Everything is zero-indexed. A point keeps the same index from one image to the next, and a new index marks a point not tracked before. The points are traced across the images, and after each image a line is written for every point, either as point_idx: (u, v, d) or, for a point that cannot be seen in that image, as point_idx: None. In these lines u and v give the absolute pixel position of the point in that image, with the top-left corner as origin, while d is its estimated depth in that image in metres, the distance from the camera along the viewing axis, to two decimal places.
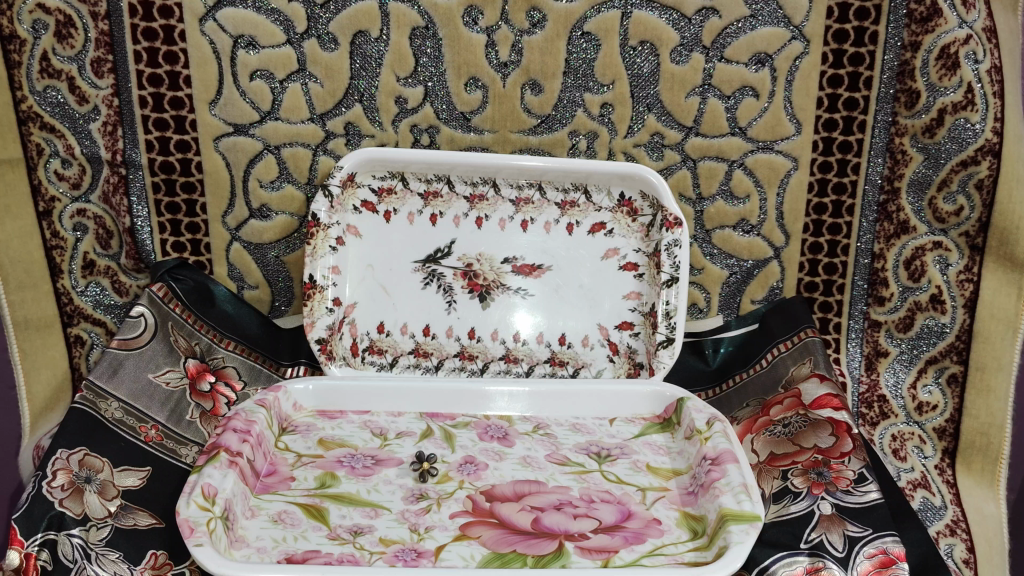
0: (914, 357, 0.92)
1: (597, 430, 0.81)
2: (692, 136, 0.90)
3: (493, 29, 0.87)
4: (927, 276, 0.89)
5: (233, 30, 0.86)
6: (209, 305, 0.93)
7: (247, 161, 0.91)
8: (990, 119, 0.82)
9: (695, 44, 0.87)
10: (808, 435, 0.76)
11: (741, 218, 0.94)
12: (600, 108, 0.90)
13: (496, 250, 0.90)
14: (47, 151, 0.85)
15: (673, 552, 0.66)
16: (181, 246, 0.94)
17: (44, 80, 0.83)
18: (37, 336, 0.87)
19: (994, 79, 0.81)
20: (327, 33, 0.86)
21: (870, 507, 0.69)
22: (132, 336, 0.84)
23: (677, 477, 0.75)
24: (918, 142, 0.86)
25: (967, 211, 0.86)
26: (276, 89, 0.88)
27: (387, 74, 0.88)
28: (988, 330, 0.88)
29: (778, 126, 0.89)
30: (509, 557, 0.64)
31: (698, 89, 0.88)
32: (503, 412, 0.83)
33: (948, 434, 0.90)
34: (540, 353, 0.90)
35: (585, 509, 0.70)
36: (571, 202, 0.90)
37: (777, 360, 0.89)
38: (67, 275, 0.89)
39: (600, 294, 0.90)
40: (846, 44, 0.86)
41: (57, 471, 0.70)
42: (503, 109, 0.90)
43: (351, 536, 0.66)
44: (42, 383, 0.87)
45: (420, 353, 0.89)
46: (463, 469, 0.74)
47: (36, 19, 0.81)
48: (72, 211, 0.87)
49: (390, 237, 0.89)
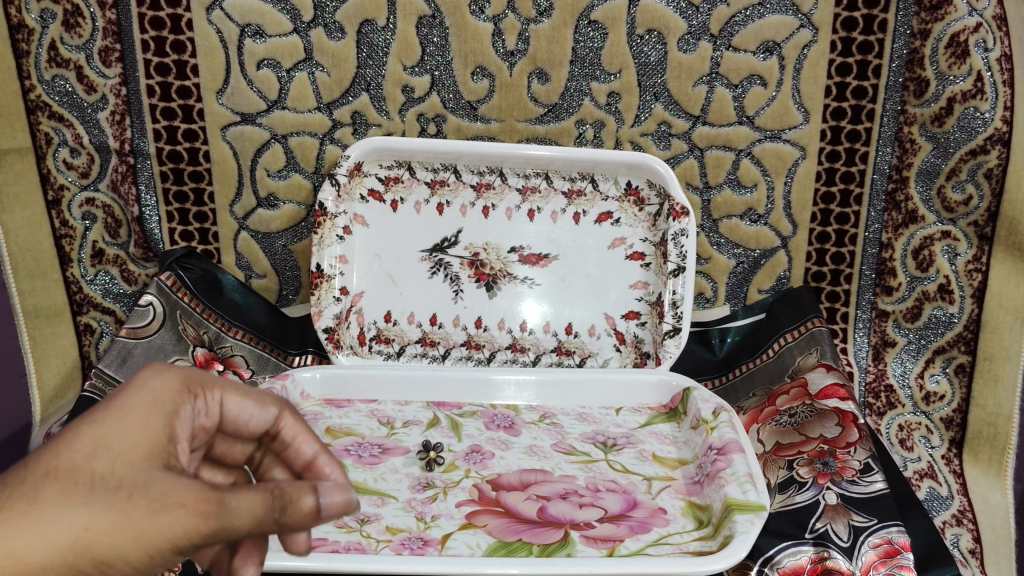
0: (922, 347, 0.92)
1: (603, 420, 0.81)
2: (699, 125, 0.90)
3: (499, 17, 0.86)
4: (935, 265, 0.89)
5: (240, 19, 0.86)
6: (217, 294, 0.93)
7: (254, 150, 0.91)
8: (1000, 107, 0.82)
9: (702, 32, 0.86)
10: (814, 425, 0.76)
11: (748, 208, 0.93)
12: (607, 97, 0.89)
13: (503, 240, 0.90)
14: (55, 141, 0.86)
15: (678, 541, 0.66)
16: (189, 236, 0.95)
17: (53, 69, 0.83)
18: (47, 325, 0.88)
19: (1004, 67, 0.81)
20: (334, 22, 0.86)
21: (874, 497, 0.70)
22: (141, 325, 0.86)
23: (683, 467, 0.75)
24: (928, 132, 0.85)
25: (975, 201, 0.85)
26: (283, 78, 0.88)
27: (393, 64, 0.88)
28: (997, 319, 0.87)
29: (785, 115, 0.89)
30: (515, 545, 0.64)
31: (706, 77, 0.88)
32: (510, 401, 0.83)
33: (956, 424, 0.90)
34: (546, 342, 0.90)
35: (590, 498, 0.70)
36: (577, 191, 0.90)
37: (784, 349, 0.89)
38: (76, 264, 0.89)
39: (607, 282, 0.90)
40: (854, 32, 0.85)
41: None
42: (510, 98, 0.90)
43: (357, 524, 0.67)
44: (53, 371, 0.88)
45: (427, 342, 0.89)
46: (469, 458, 0.75)
47: (44, 9, 0.81)
48: (81, 199, 0.88)
49: (398, 226, 0.89)
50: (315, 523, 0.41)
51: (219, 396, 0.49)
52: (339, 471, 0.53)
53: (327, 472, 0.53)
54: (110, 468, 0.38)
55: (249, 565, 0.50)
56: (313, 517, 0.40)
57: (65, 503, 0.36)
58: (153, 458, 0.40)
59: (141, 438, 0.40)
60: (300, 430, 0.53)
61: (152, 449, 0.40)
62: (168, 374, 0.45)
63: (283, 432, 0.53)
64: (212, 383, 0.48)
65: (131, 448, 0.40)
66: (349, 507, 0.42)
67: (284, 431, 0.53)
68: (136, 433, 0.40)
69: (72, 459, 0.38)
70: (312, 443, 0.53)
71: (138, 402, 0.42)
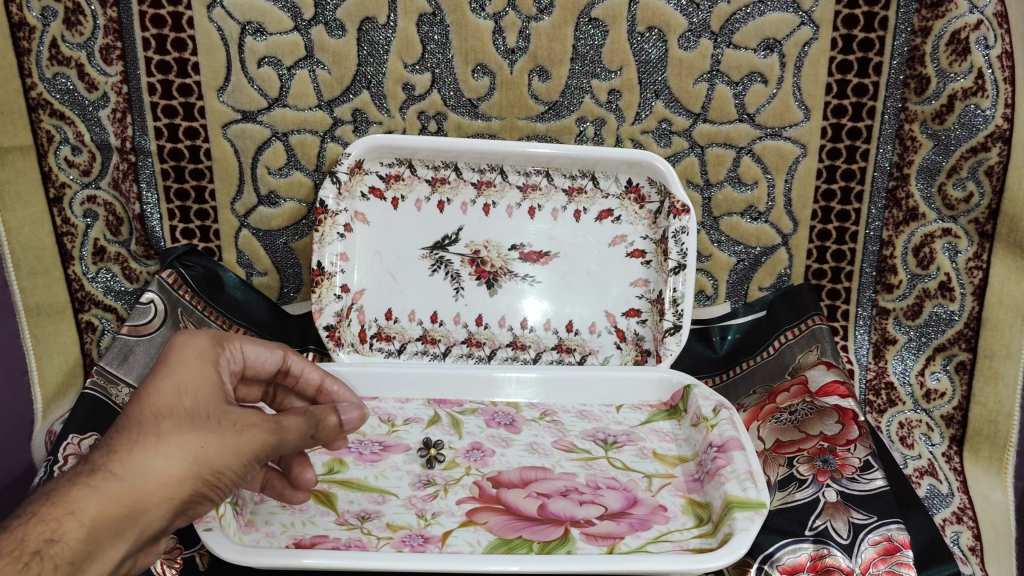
0: (922, 345, 0.92)
1: (604, 417, 0.81)
2: (700, 123, 0.90)
3: (500, 15, 0.86)
4: (936, 262, 0.89)
5: (241, 17, 0.86)
6: (219, 291, 0.94)
7: (255, 148, 0.91)
8: (1001, 105, 0.81)
9: (703, 29, 0.86)
10: (814, 422, 0.77)
11: (749, 205, 0.93)
12: (608, 94, 0.89)
13: (504, 238, 0.90)
14: (57, 138, 0.85)
15: (678, 538, 0.66)
16: (190, 233, 0.95)
17: (54, 67, 0.83)
18: (48, 322, 0.87)
19: (1005, 64, 0.81)
20: (335, 20, 0.86)
21: (874, 495, 0.70)
22: (143, 322, 0.85)
23: (683, 464, 0.75)
24: (928, 129, 0.85)
25: (977, 198, 0.85)
26: (284, 76, 0.88)
27: (394, 61, 0.88)
28: (998, 316, 0.87)
29: (786, 113, 0.89)
30: (516, 542, 0.64)
31: (706, 75, 0.88)
32: (511, 399, 0.83)
33: (956, 422, 0.90)
34: (547, 340, 0.90)
35: (591, 495, 0.70)
36: (578, 189, 0.90)
37: (784, 347, 0.90)
38: (77, 261, 0.89)
39: (607, 280, 0.90)
40: (855, 29, 0.85)
41: (68, 455, 0.72)
42: (511, 96, 0.90)
43: (359, 521, 0.67)
44: (54, 369, 0.87)
45: (428, 339, 0.89)
46: (469, 456, 0.75)
47: (45, 6, 0.81)
48: (82, 197, 0.88)
49: (398, 223, 0.89)
50: (340, 434, 0.54)
51: (239, 345, 0.61)
52: (344, 390, 0.69)
53: (335, 391, 0.69)
54: (195, 403, 0.49)
55: (306, 470, 0.65)
56: (338, 430, 0.53)
57: (179, 431, 0.47)
58: (218, 395, 0.51)
59: (207, 383, 0.51)
60: (305, 364, 0.67)
61: (213, 390, 0.51)
62: (199, 335, 0.56)
63: (292, 368, 0.67)
64: (233, 337, 0.60)
65: (203, 390, 0.50)
66: (363, 418, 0.55)
67: (293, 367, 0.67)
68: (202, 376, 0.51)
69: (167, 401, 0.48)
70: (317, 371, 0.68)
71: (189, 357, 0.53)
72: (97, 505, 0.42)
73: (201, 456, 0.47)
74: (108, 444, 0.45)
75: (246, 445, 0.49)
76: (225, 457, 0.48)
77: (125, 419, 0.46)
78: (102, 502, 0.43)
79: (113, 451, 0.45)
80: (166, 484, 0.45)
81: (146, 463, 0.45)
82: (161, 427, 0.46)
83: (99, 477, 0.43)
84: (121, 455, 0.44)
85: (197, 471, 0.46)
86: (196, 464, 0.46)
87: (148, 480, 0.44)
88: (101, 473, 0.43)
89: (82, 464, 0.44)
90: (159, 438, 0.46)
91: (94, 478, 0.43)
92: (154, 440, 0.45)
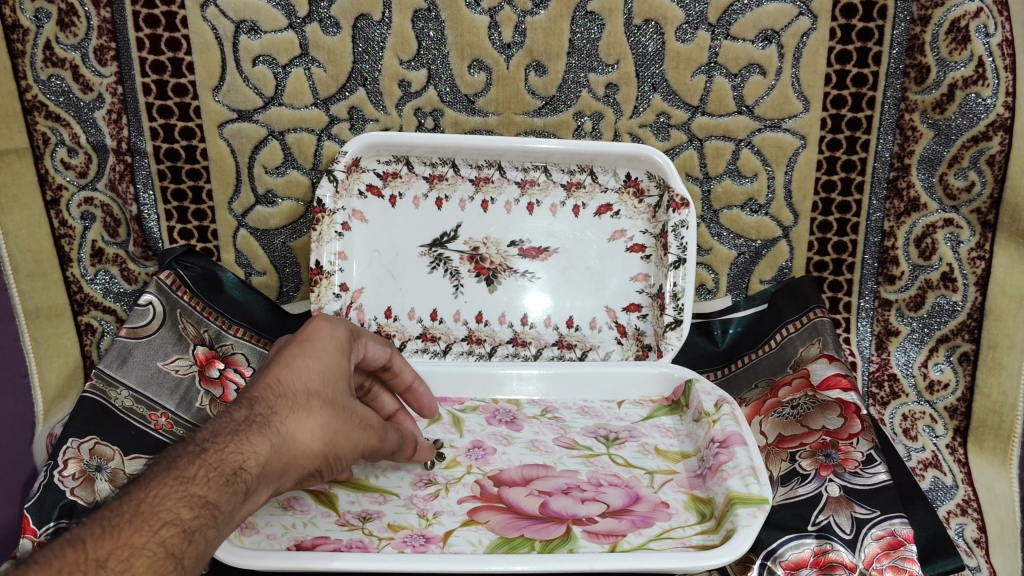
0: (925, 336, 0.91)
1: (605, 413, 0.81)
2: (698, 116, 0.89)
3: (495, 10, 0.85)
4: (938, 253, 0.88)
5: (235, 15, 0.85)
6: (217, 292, 0.92)
7: (252, 147, 0.91)
8: (1002, 93, 0.81)
9: (700, 21, 0.85)
10: (816, 416, 0.76)
11: (749, 198, 0.93)
12: (605, 88, 0.89)
13: (503, 234, 0.90)
14: (53, 140, 0.85)
15: (680, 535, 0.66)
16: (187, 234, 0.95)
17: (48, 69, 0.83)
18: (48, 325, 0.86)
19: (1005, 52, 0.80)
20: (328, 17, 0.85)
21: (877, 489, 0.69)
22: (142, 324, 0.84)
23: (686, 460, 0.75)
24: (929, 119, 0.85)
25: (978, 187, 0.84)
26: (279, 73, 0.88)
27: (390, 58, 0.87)
28: (1000, 306, 0.86)
29: (785, 104, 0.88)
30: (517, 541, 0.64)
31: (704, 67, 0.87)
32: (514, 395, 0.83)
33: (960, 413, 0.89)
34: (547, 336, 0.90)
35: (593, 493, 0.70)
36: (576, 184, 0.90)
37: (786, 341, 0.89)
38: (76, 263, 0.89)
39: (607, 273, 0.89)
40: (854, 19, 0.84)
41: (68, 460, 0.71)
42: (507, 91, 0.89)
43: (360, 522, 0.67)
44: (55, 371, 0.86)
45: (428, 337, 0.89)
46: (471, 454, 0.75)
47: (39, 8, 0.81)
48: (80, 199, 0.87)
49: (396, 221, 0.89)
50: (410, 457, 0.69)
51: (364, 344, 0.67)
52: (428, 393, 0.76)
53: (421, 392, 0.76)
54: (334, 393, 0.56)
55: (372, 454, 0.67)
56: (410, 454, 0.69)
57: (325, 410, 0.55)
58: (346, 388, 0.59)
59: (338, 372, 0.58)
60: (404, 365, 0.73)
61: (344, 383, 0.58)
62: (340, 324, 0.62)
63: (391, 367, 0.72)
64: (360, 336, 0.66)
65: (338, 381, 0.58)
66: (428, 453, 0.71)
67: (395, 366, 0.72)
68: (338, 368, 0.58)
69: (313, 381, 0.55)
70: (411, 372, 0.74)
71: (331, 345, 0.59)
72: (269, 448, 0.50)
73: (334, 439, 0.55)
74: (268, 401, 0.52)
75: (363, 441, 0.59)
76: (348, 446, 0.57)
77: (281, 386, 0.54)
78: (271, 447, 0.50)
79: (274, 410, 0.52)
80: (305, 452, 0.52)
81: (298, 432, 0.52)
82: (312, 404, 0.54)
83: (270, 430, 0.50)
84: (281, 417, 0.52)
85: (328, 450, 0.54)
86: (329, 444, 0.54)
87: (295, 447, 0.52)
88: (271, 428, 0.50)
89: (250, 413, 0.51)
90: (309, 413, 0.53)
91: (263, 429, 0.50)
92: (306, 414, 0.53)
